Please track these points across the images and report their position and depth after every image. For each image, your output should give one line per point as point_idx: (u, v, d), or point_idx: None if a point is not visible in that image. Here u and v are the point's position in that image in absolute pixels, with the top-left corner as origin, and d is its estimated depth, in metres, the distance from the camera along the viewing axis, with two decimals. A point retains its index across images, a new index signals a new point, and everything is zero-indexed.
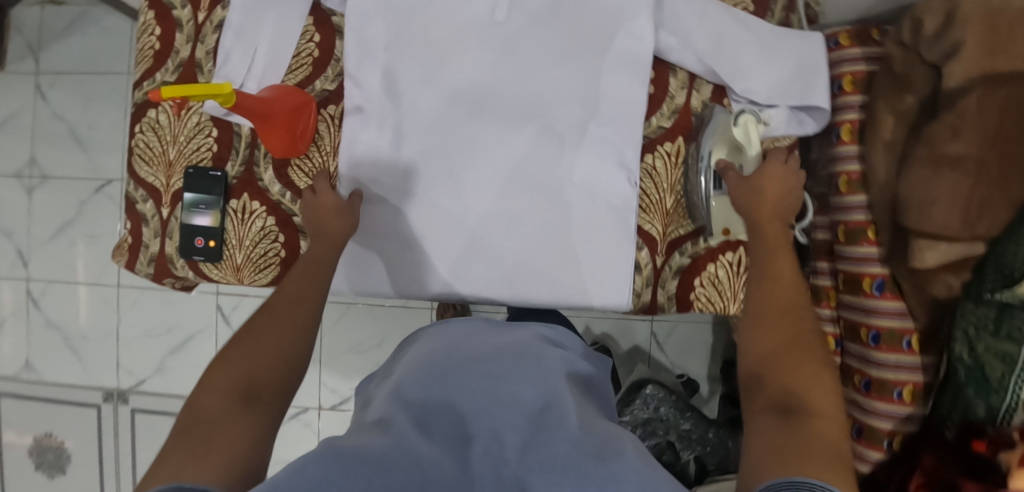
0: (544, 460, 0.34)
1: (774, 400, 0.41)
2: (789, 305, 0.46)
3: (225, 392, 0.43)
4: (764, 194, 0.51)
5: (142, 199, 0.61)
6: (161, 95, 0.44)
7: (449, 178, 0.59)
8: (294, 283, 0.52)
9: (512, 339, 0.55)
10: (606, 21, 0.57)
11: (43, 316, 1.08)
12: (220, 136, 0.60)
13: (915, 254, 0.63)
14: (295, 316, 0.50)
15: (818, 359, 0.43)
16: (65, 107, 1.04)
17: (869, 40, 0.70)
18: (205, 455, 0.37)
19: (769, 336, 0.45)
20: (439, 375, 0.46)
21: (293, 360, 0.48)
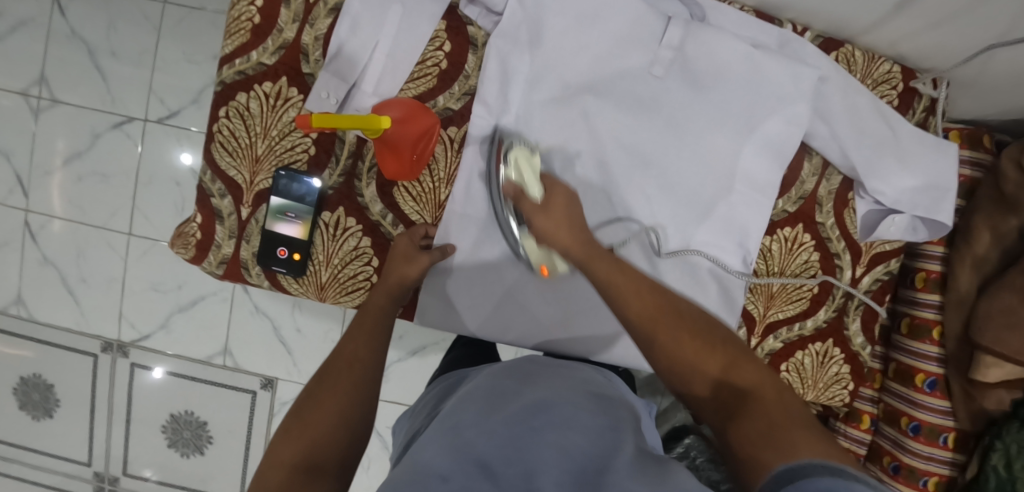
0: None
1: (713, 385, 0.38)
2: (638, 282, 0.40)
3: (288, 465, 0.37)
4: (551, 213, 0.43)
5: (219, 194, 0.54)
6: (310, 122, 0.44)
7: None
8: (364, 346, 0.47)
9: (570, 370, 0.48)
10: (763, 96, 0.53)
11: (39, 251, 0.99)
12: (320, 139, 0.54)
13: (978, 367, 0.65)
14: (364, 376, 0.45)
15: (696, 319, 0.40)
16: (87, 24, 0.92)
17: (980, 145, 0.69)
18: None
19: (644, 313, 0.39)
20: (480, 413, 0.40)
21: (361, 427, 0.42)
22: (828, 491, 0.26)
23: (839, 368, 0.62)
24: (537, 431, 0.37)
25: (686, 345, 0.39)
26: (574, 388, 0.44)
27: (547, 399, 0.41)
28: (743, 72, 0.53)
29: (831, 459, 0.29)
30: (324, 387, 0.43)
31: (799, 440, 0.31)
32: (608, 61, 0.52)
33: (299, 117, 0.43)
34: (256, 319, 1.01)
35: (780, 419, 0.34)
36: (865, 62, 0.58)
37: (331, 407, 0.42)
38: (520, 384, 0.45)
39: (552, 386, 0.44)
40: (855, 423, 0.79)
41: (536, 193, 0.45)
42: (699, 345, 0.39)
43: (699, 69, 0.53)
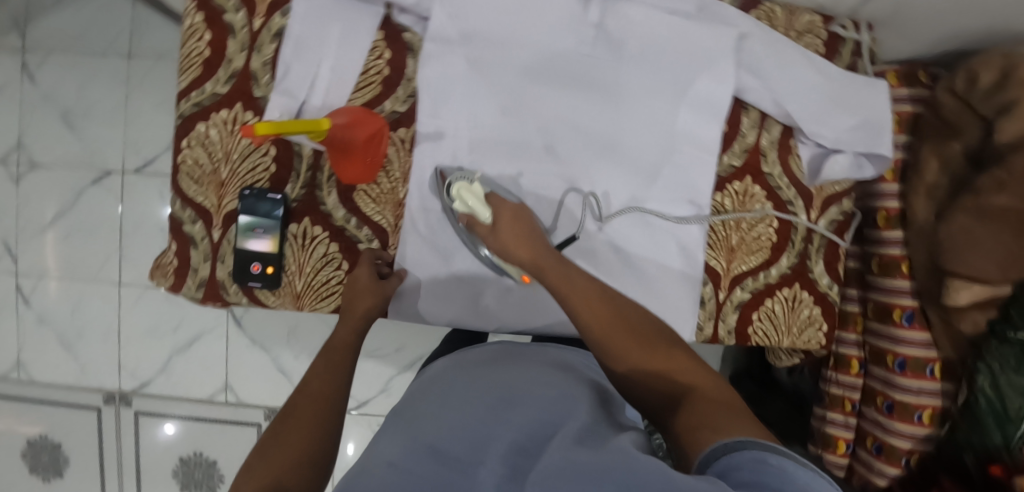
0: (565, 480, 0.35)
1: (662, 395, 0.41)
2: (603, 306, 0.46)
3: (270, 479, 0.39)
4: (505, 228, 0.51)
5: (190, 220, 0.57)
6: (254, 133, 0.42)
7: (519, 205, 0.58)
8: (340, 356, 0.52)
9: (524, 365, 0.55)
10: (690, 61, 0.56)
11: (34, 312, 1.01)
12: (279, 156, 0.56)
13: (948, 292, 0.67)
14: (334, 399, 0.48)
15: (653, 338, 0.45)
16: (58, 87, 0.96)
17: (916, 81, 0.72)
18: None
19: (604, 334, 0.44)
20: (438, 412, 0.48)
21: (331, 448, 0.45)
22: (743, 465, 0.30)
23: (810, 311, 0.63)
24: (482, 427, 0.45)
25: (637, 348, 0.44)
26: (524, 383, 0.51)
27: (495, 395, 0.49)
28: (667, 40, 0.56)
29: (749, 434, 0.33)
30: (296, 410, 0.46)
31: (722, 422, 0.35)
32: (538, 45, 0.55)
33: (244, 128, 0.41)
34: (253, 350, 1.03)
35: (709, 406, 0.37)
36: (786, 16, 0.61)
37: (305, 427, 0.44)
38: (476, 384, 0.52)
39: (506, 382, 0.51)
40: (845, 369, 0.81)
41: (486, 216, 0.52)
42: (647, 347, 0.44)
43: (626, 43, 0.55)
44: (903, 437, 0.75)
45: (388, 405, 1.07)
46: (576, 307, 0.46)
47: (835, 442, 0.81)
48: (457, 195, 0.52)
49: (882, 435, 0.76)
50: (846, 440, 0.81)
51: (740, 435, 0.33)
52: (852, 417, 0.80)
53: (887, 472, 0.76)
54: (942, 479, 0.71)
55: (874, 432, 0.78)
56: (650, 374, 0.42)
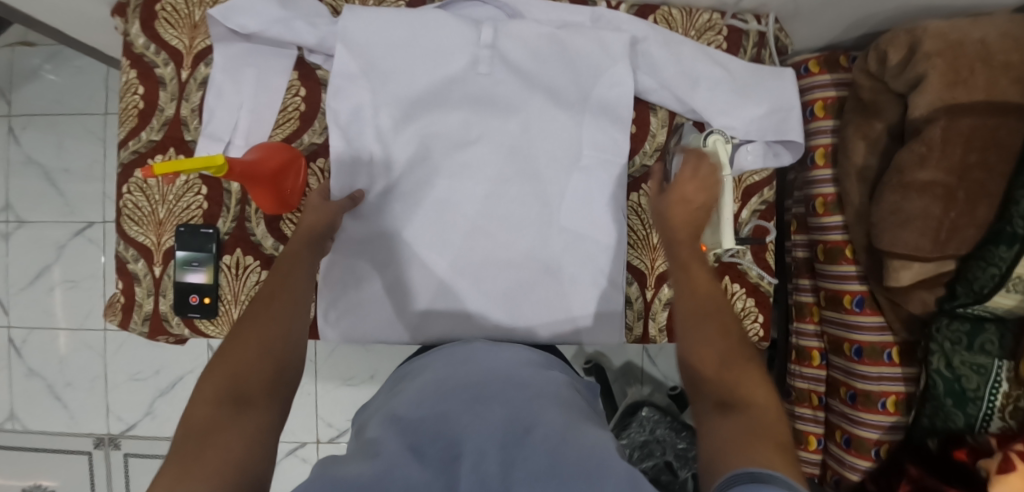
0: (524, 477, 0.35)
1: (718, 398, 0.41)
2: (710, 297, 0.48)
3: (214, 400, 0.38)
4: (697, 178, 0.53)
5: (133, 258, 0.60)
6: (155, 173, 0.45)
7: (435, 224, 0.60)
8: (299, 259, 0.51)
9: (496, 356, 0.52)
10: (587, 71, 0.59)
11: (25, 364, 1.06)
12: (210, 195, 0.60)
13: (890, 272, 0.66)
14: (285, 310, 0.47)
15: (743, 347, 0.44)
16: (39, 149, 1.04)
17: (837, 66, 0.73)
18: (200, 473, 0.33)
19: (693, 321, 0.46)
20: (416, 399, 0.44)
21: (287, 359, 0.44)
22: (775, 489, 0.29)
23: (743, 302, 0.63)
24: (466, 418, 0.40)
25: (721, 347, 0.44)
26: (515, 372, 0.49)
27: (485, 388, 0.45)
28: (561, 52, 0.59)
29: (785, 474, 0.32)
30: (236, 338, 0.43)
31: (762, 449, 0.34)
32: (438, 69, 0.58)
33: (142, 171, 0.44)
34: None
35: (757, 426, 0.37)
36: (684, 16, 0.63)
37: (252, 346, 0.43)
38: (472, 377, 0.47)
39: (480, 372, 0.48)
40: (807, 361, 0.80)
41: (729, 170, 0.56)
42: (725, 347, 0.44)
43: (521, 61, 0.59)
44: (869, 427, 0.72)
45: None
46: (680, 291, 0.49)
47: (806, 438, 0.80)
48: (712, 143, 0.57)
49: (848, 426, 0.74)
50: (817, 436, 0.79)
51: (767, 468, 0.32)
52: (820, 410, 0.79)
53: (859, 465, 0.74)
54: (909, 466, 0.68)
55: (841, 424, 0.76)
56: (716, 373, 0.42)
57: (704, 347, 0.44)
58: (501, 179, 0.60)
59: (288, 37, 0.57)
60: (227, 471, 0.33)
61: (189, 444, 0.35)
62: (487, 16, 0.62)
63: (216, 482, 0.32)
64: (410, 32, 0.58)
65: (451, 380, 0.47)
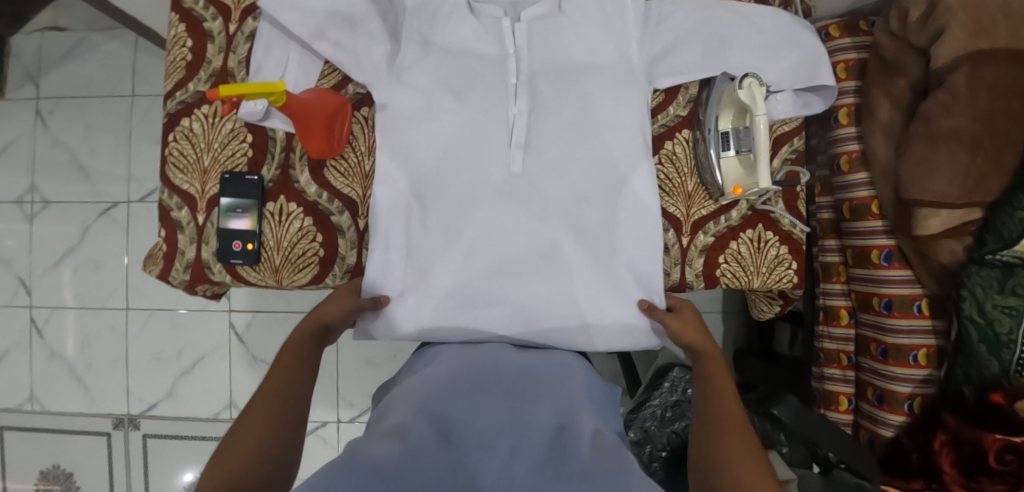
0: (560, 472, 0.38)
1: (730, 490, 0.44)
2: (732, 406, 0.53)
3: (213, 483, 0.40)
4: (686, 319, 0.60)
5: (177, 206, 0.61)
6: (219, 94, 0.48)
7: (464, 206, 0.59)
8: (310, 353, 0.54)
9: (536, 355, 0.57)
10: (613, 88, 0.61)
11: (46, 345, 1.06)
12: (255, 143, 0.61)
13: (918, 222, 0.66)
14: (300, 390, 0.50)
15: (758, 450, 0.48)
16: (66, 132, 1.04)
17: (858, 30, 0.75)
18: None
19: (722, 421, 0.51)
20: (433, 386, 0.49)
21: (296, 431, 0.47)
22: None
23: (777, 250, 0.64)
24: (489, 415, 0.44)
25: (743, 448, 0.47)
26: (540, 378, 0.52)
27: (504, 389, 0.49)
28: (579, 73, 0.61)
29: None
30: (256, 415, 0.47)
31: None
32: (466, 102, 0.60)
33: (207, 91, 0.47)
34: (255, 367, 1.06)
35: None
36: None
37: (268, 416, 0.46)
38: (494, 376, 0.51)
39: (511, 371, 0.52)
40: (835, 321, 0.81)
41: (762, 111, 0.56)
42: (748, 450, 0.47)
43: (546, 91, 0.61)
44: (901, 381, 0.73)
45: None
46: (708, 396, 0.54)
47: (836, 399, 0.81)
48: (746, 86, 0.56)
49: (881, 382, 0.75)
50: (848, 396, 0.80)
51: None
52: (850, 370, 0.80)
53: (892, 421, 0.74)
54: (944, 416, 0.68)
55: (873, 381, 0.76)
56: (737, 472, 0.45)
57: (729, 446, 0.48)
58: (507, 220, 0.59)
59: None
60: None
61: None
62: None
63: None
64: (460, 48, 0.62)
65: (479, 373, 0.51)
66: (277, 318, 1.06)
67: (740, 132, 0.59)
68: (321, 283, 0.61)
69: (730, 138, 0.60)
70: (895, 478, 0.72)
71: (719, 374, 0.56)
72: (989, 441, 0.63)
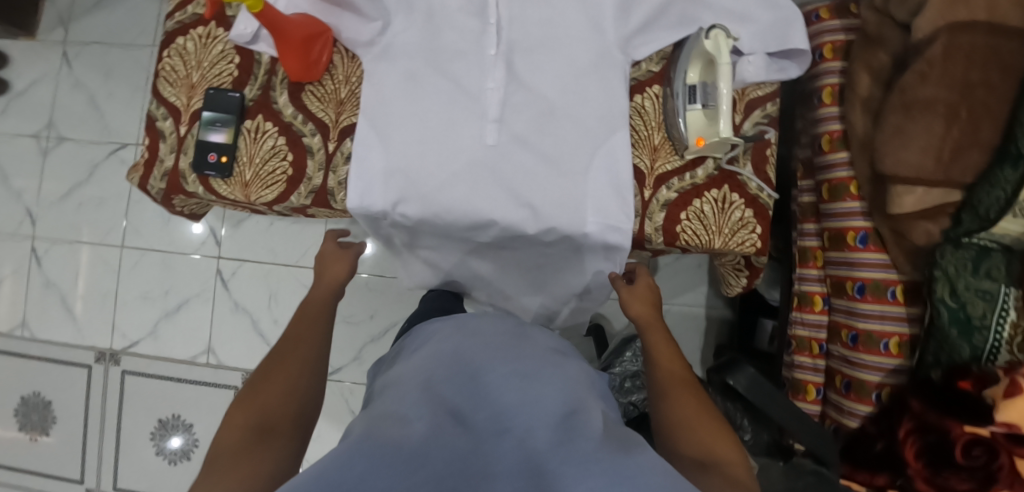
0: (575, 454, 0.36)
1: (698, 458, 0.45)
2: (682, 373, 0.54)
3: (243, 427, 0.47)
4: (635, 291, 0.63)
5: (163, 117, 0.64)
6: None
7: (436, 161, 0.60)
8: (319, 303, 0.62)
9: (528, 342, 0.57)
10: (587, 66, 0.62)
11: (43, 274, 1.11)
12: (241, 64, 0.64)
13: (893, 199, 0.65)
14: (312, 359, 0.56)
15: (713, 412, 0.50)
16: (87, 74, 1.10)
17: (847, 13, 0.76)
18: (237, 477, 0.43)
19: (674, 386, 0.52)
20: (431, 370, 0.49)
21: (313, 397, 0.54)
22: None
23: (741, 212, 0.63)
24: (502, 395, 0.44)
25: (699, 412, 0.49)
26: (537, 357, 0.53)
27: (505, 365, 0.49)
28: (556, 46, 0.62)
29: None
30: (274, 371, 0.54)
31: None
32: (442, 72, 0.62)
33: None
34: (236, 314, 1.09)
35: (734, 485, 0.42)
36: None
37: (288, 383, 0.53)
38: (492, 355, 0.51)
39: (515, 352, 0.52)
40: (808, 307, 0.78)
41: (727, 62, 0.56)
42: (703, 412, 0.49)
43: (523, 68, 0.62)
44: (869, 369, 0.71)
45: (360, 372, 1.07)
46: (658, 366, 0.55)
47: (804, 387, 0.78)
48: (712, 36, 0.57)
49: (849, 370, 0.72)
50: (816, 385, 0.77)
51: None
52: (820, 359, 0.77)
53: (858, 411, 0.72)
54: (910, 402, 0.65)
55: (841, 369, 0.74)
56: (696, 439, 0.47)
57: (683, 412, 0.49)
58: (474, 193, 0.60)
59: None
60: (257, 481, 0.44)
61: (227, 451, 0.45)
62: None
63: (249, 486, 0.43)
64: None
65: (474, 354, 0.51)
66: (262, 269, 1.09)
67: (705, 84, 0.59)
68: (286, 201, 0.62)
69: (696, 91, 0.60)
70: (857, 470, 0.69)
71: (665, 347, 0.57)
72: (957, 433, 0.59)
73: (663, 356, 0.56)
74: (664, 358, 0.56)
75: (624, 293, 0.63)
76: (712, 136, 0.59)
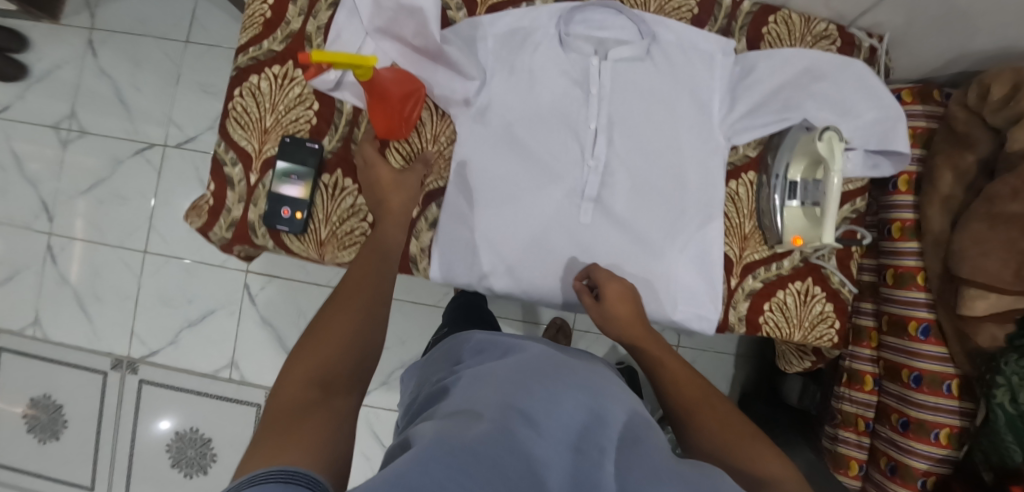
0: (662, 476, 0.31)
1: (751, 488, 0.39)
2: (692, 382, 0.47)
3: (303, 381, 0.38)
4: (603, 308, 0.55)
5: (231, 162, 0.60)
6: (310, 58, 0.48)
7: (527, 234, 0.59)
8: (382, 240, 0.52)
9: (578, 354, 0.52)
10: (685, 150, 0.61)
11: (58, 270, 1.05)
12: (321, 112, 0.60)
13: (964, 301, 0.66)
14: (376, 299, 0.47)
15: (745, 427, 0.43)
16: (114, 65, 1.03)
17: (930, 99, 0.74)
18: (300, 443, 0.33)
19: (691, 405, 0.45)
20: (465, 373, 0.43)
21: (375, 343, 0.44)
22: None
23: (822, 306, 0.63)
24: (571, 405, 0.37)
25: (730, 431, 0.43)
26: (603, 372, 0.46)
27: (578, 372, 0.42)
28: (655, 124, 0.61)
29: None
30: (335, 314, 0.44)
31: None
32: (539, 141, 0.60)
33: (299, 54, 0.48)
34: (262, 330, 1.05)
35: None
36: (802, 23, 0.65)
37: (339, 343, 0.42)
38: (562, 361, 0.45)
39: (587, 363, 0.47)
40: (859, 385, 0.79)
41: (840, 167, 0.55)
42: (726, 426, 0.43)
43: (621, 142, 0.61)
44: (917, 457, 0.72)
45: (388, 398, 1.05)
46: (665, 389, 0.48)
47: (847, 463, 0.80)
48: (826, 138, 0.56)
49: (895, 453, 0.74)
50: (859, 462, 0.79)
51: None
52: (866, 437, 0.79)
53: None
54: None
55: (886, 451, 0.75)
56: (745, 467, 0.40)
57: (718, 442, 0.42)
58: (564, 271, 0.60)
59: None
60: (322, 449, 0.33)
61: (283, 418, 0.35)
62: (615, 20, 0.62)
63: (319, 455, 0.32)
64: (539, 64, 0.60)
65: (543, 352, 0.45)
66: (292, 285, 1.05)
67: (810, 182, 0.59)
68: None
69: (797, 188, 0.60)
70: None
71: (665, 356, 0.50)
72: None
73: (664, 373, 0.49)
74: (665, 375, 0.49)
75: (594, 315, 0.56)
76: (810, 234, 0.58)
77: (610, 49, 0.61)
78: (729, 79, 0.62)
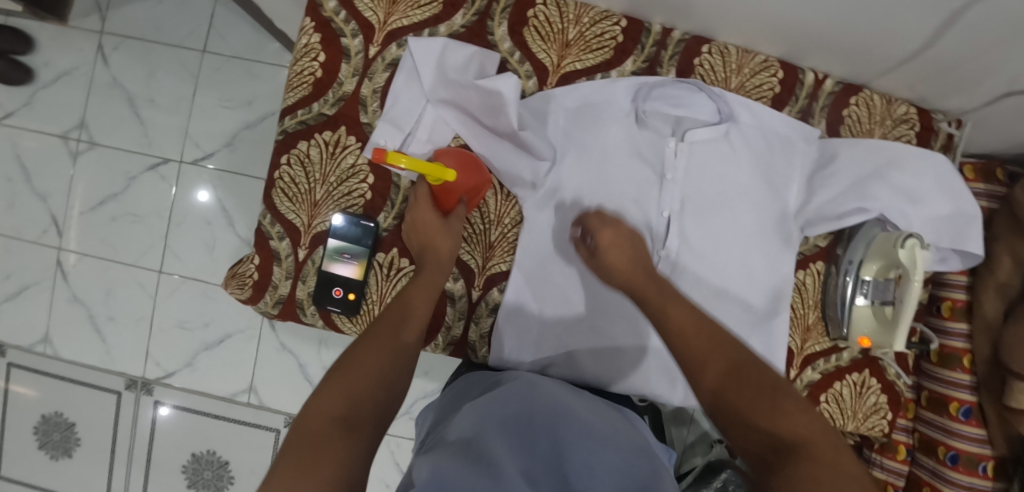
0: None
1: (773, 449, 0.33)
2: (706, 341, 0.40)
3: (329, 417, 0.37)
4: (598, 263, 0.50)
5: (278, 236, 0.57)
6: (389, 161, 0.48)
7: (592, 324, 0.56)
8: (423, 286, 0.50)
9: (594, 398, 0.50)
10: (756, 241, 0.59)
11: (70, 289, 1.01)
12: (375, 185, 0.57)
13: (1010, 392, 0.65)
14: (405, 346, 0.45)
15: (769, 381, 0.37)
16: (127, 73, 0.98)
17: (993, 177, 0.72)
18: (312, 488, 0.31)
19: (706, 365, 0.38)
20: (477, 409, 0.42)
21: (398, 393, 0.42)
22: None
23: (877, 398, 0.63)
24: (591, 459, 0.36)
25: (747, 391, 0.36)
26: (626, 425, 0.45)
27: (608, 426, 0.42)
28: (728, 212, 0.59)
29: None
30: (364, 356, 0.42)
31: None
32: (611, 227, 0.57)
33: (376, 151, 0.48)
34: (281, 356, 1.02)
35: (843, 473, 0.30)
36: (883, 105, 0.62)
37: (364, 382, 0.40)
38: (584, 410, 0.43)
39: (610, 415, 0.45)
40: (892, 453, 0.77)
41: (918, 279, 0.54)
42: (742, 382, 0.37)
43: (692, 229, 0.59)
44: None
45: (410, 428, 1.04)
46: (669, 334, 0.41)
47: None
48: (908, 246, 0.54)
49: None
50: None
51: None
52: None
53: None
54: None
55: None
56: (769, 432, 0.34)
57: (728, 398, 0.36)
58: (631, 367, 0.56)
59: (485, 62, 0.56)
60: None
61: (299, 454, 0.33)
62: (697, 100, 0.58)
63: None
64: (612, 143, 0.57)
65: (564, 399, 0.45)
66: None
67: (881, 283, 0.58)
68: None
69: (868, 288, 0.59)
70: None
71: (670, 303, 0.43)
72: None
73: (674, 316, 0.42)
74: (671, 322, 0.42)
75: (592, 264, 0.50)
76: (879, 336, 0.57)
77: (688, 130, 0.57)
78: (805, 167, 0.60)
